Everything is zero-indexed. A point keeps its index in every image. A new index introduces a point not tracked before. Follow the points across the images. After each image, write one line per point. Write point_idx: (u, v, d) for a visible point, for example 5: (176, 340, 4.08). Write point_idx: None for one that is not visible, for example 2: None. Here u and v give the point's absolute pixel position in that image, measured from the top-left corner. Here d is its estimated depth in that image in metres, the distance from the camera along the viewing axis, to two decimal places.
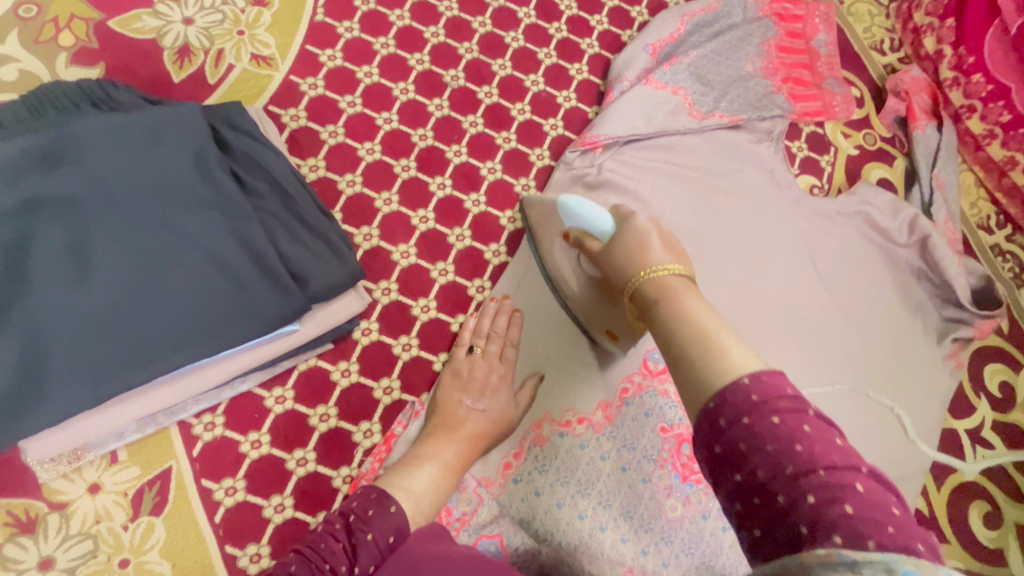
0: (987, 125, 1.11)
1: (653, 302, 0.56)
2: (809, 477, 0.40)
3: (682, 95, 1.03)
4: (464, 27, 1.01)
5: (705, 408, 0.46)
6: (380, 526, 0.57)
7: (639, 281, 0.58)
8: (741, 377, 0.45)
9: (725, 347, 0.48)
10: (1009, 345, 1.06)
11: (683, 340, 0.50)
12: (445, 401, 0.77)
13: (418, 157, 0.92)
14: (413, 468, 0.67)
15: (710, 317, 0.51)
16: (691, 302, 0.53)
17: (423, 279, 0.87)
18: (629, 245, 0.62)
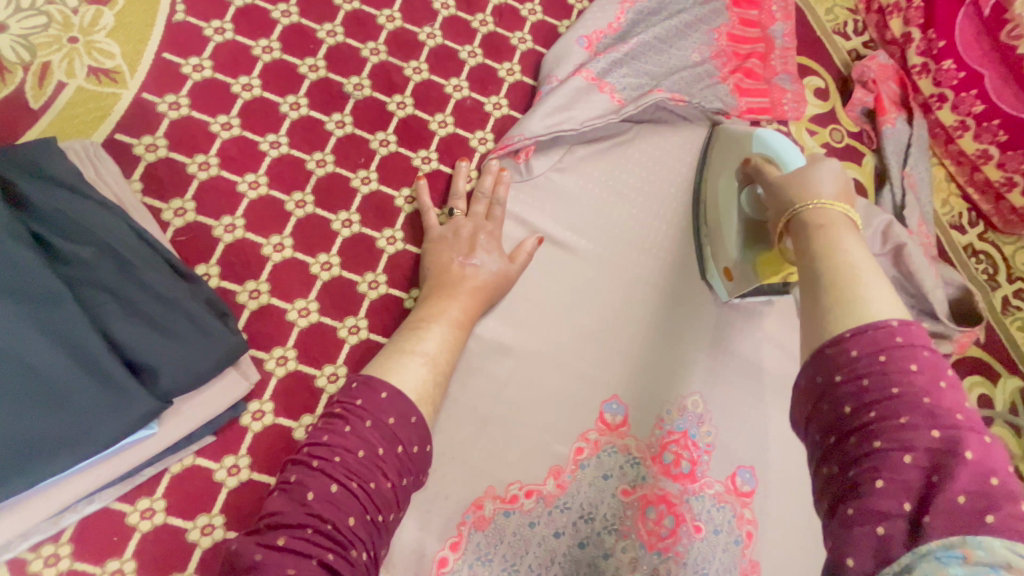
0: (959, 116, 1.02)
1: (808, 226, 0.49)
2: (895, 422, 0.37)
3: (608, 91, 0.88)
4: (368, 23, 0.84)
5: (833, 337, 0.41)
6: (371, 407, 0.53)
7: (798, 209, 0.51)
8: (888, 320, 0.40)
9: (872, 299, 0.41)
10: (984, 353, 1.00)
11: (830, 275, 0.44)
12: (437, 261, 0.73)
13: (317, 188, 0.76)
14: (421, 330, 0.65)
15: (866, 262, 0.44)
16: (850, 241, 0.46)
17: (330, 341, 0.71)
18: (794, 178, 0.55)
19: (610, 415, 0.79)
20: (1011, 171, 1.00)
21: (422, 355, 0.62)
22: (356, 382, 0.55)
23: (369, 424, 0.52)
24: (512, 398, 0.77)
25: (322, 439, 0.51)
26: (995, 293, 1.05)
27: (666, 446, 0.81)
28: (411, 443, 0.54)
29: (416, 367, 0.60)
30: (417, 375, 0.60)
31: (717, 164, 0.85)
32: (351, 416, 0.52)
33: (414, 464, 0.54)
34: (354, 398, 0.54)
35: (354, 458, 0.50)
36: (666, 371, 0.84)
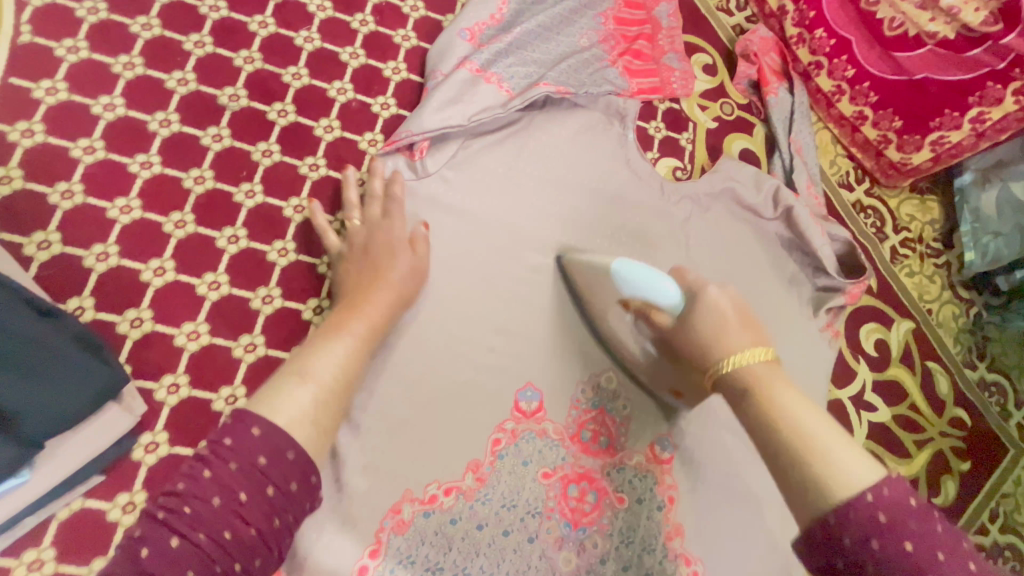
0: (835, 82, 1.08)
1: (740, 391, 0.57)
2: (891, 539, 0.43)
3: (495, 81, 0.88)
4: (239, 31, 0.81)
5: (822, 516, 0.46)
6: (239, 447, 0.48)
7: (722, 365, 0.60)
8: (864, 494, 0.45)
9: (825, 449, 0.49)
10: (878, 301, 1.07)
11: (785, 454, 0.50)
12: (352, 281, 0.70)
13: (197, 207, 0.73)
14: (311, 353, 0.60)
15: (821, 429, 0.51)
16: (784, 395, 0.54)
17: (225, 362, 0.69)
18: (712, 323, 0.63)
19: (525, 402, 0.81)
20: (885, 129, 1.07)
21: (304, 377, 0.57)
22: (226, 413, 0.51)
23: (233, 467, 0.48)
24: (460, 334, 0.80)
25: (177, 488, 0.47)
26: (885, 244, 1.12)
27: (583, 425, 0.83)
28: (287, 483, 0.50)
29: (296, 390, 0.55)
30: (304, 401, 0.55)
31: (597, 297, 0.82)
32: (212, 459, 0.48)
33: (293, 504, 0.50)
34: (220, 438, 0.49)
35: (208, 509, 0.46)
36: (578, 352, 0.85)
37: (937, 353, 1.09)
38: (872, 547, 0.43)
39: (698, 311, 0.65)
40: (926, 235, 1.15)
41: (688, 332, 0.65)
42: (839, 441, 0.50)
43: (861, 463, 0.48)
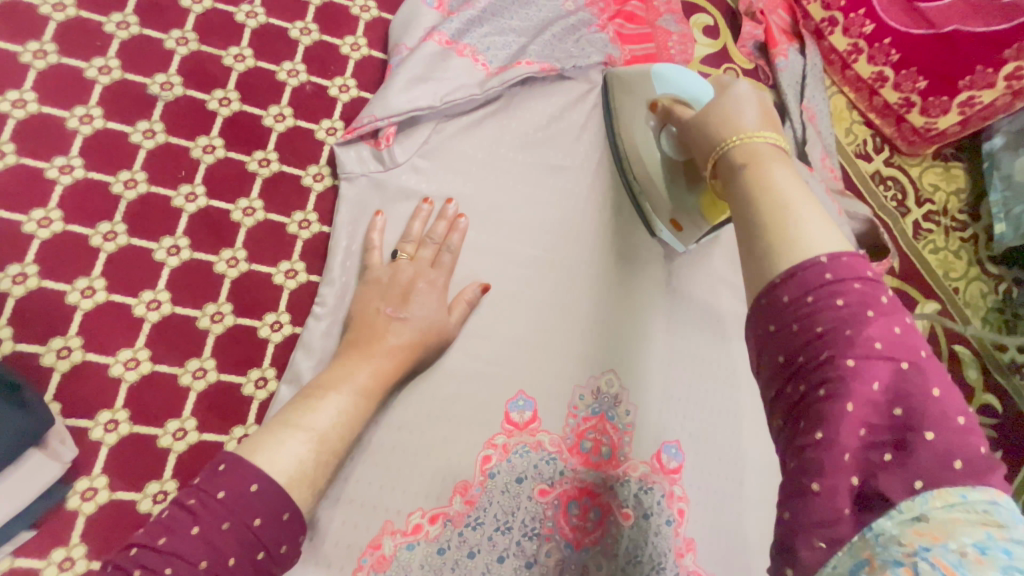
0: (851, 39, 0.97)
1: (733, 170, 0.49)
2: (827, 291, 0.37)
3: (469, 53, 0.78)
4: (169, 9, 0.71)
5: (769, 285, 0.39)
6: (233, 504, 0.45)
7: (725, 147, 0.51)
8: (845, 328, 0.35)
9: (800, 213, 0.41)
10: (899, 282, 0.99)
11: (756, 205, 0.43)
12: (362, 309, 0.65)
13: (128, 215, 0.64)
14: (314, 398, 0.56)
15: (799, 194, 0.43)
16: (775, 171, 0.45)
17: (170, 391, 0.61)
18: (718, 117, 0.55)
19: (517, 413, 0.73)
20: (908, 91, 0.96)
21: (308, 430, 0.53)
22: (223, 465, 0.47)
23: (225, 527, 0.44)
24: (471, 353, 0.73)
25: (159, 543, 0.43)
26: (907, 218, 1.02)
27: (583, 435, 0.74)
28: (277, 545, 0.47)
29: (295, 446, 0.51)
30: (294, 455, 0.50)
31: (622, 111, 0.81)
32: (201, 514, 0.44)
33: (277, 566, 0.48)
34: (213, 491, 0.45)
35: (193, 572, 0.42)
36: (576, 356, 0.77)
37: (962, 335, 1.01)
38: (808, 300, 0.37)
39: (721, 100, 0.57)
40: (952, 207, 1.05)
41: (713, 107, 0.58)
42: (820, 218, 0.41)
43: (833, 237, 0.39)
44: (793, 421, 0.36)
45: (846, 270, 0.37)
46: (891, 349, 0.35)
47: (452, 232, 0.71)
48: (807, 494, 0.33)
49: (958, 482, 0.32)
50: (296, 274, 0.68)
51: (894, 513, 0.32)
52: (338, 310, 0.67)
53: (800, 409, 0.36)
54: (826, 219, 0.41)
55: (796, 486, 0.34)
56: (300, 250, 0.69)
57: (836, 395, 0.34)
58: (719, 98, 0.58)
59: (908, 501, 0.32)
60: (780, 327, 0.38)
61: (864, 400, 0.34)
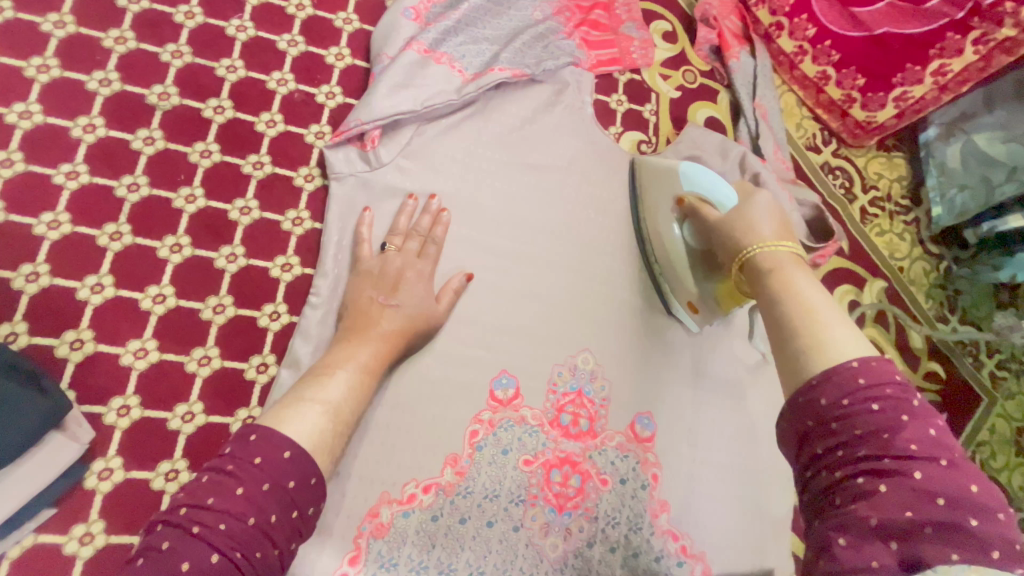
0: (797, 42, 1.07)
1: (761, 272, 0.58)
2: (861, 396, 0.44)
3: (446, 61, 0.84)
4: (163, 25, 0.76)
5: (806, 384, 0.47)
6: (271, 468, 0.50)
7: (751, 252, 0.61)
8: (869, 403, 0.44)
9: (825, 322, 0.50)
10: (849, 262, 1.08)
11: (786, 313, 0.52)
12: (357, 299, 0.71)
13: (132, 216, 0.69)
14: (321, 377, 0.61)
15: (823, 302, 0.52)
16: (799, 278, 0.55)
17: (177, 378, 0.66)
18: (741, 224, 0.65)
19: (501, 390, 0.79)
20: (849, 88, 1.05)
21: (323, 403, 0.58)
22: (255, 435, 0.51)
23: (266, 487, 0.49)
24: (456, 337, 0.79)
25: (208, 502, 0.47)
26: (854, 204, 1.11)
27: (562, 409, 0.81)
28: (306, 506, 0.52)
29: (315, 417, 0.56)
30: (313, 425, 0.56)
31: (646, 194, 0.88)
32: (242, 476, 0.49)
33: (304, 526, 0.53)
34: (251, 457, 0.50)
35: (243, 526, 0.47)
36: (554, 337, 0.83)
37: (908, 310, 1.10)
38: (845, 402, 0.45)
39: (748, 207, 0.67)
40: (895, 193, 1.15)
41: (740, 210, 0.68)
42: (839, 321, 0.50)
43: (854, 341, 0.48)
44: (830, 497, 0.43)
45: (875, 375, 0.45)
46: (925, 450, 0.41)
47: (436, 225, 0.78)
48: (836, 546, 0.40)
49: (993, 567, 0.36)
50: (291, 267, 0.73)
51: (929, 573, 0.36)
52: (332, 300, 0.72)
53: (837, 488, 0.43)
54: (848, 324, 0.50)
55: (826, 542, 0.41)
56: (294, 246, 0.74)
57: (872, 479, 0.41)
58: (744, 204, 0.68)
59: (944, 566, 0.36)
60: (818, 423, 0.46)
61: (898, 484, 0.40)
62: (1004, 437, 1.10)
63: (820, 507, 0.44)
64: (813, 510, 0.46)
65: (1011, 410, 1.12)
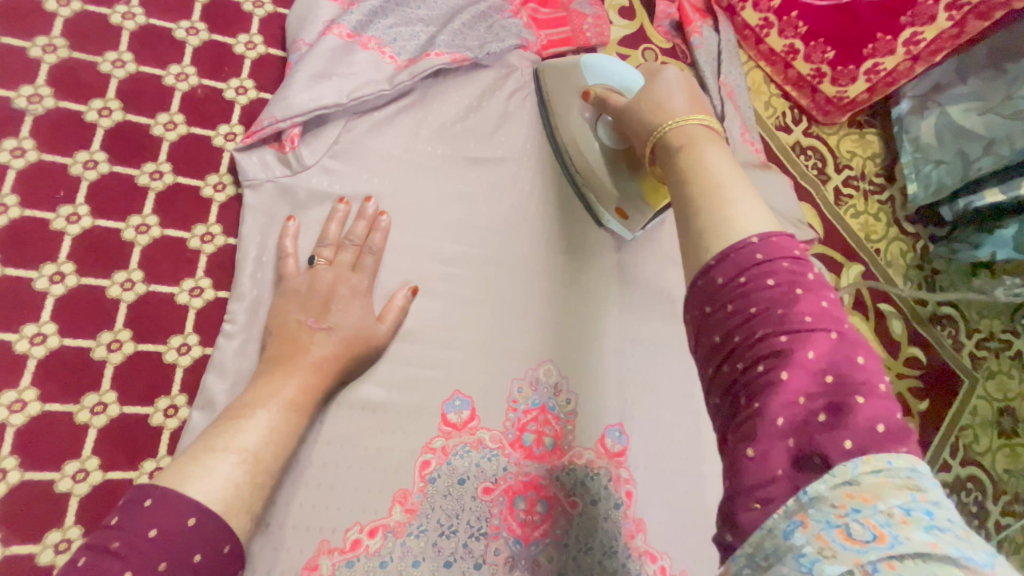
0: (761, 14, 1.00)
1: (672, 151, 0.51)
2: (757, 273, 0.40)
3: (374, 46, 0.75)
4: (33, 14, 0.65)
5: (704, 266, 0.42)
6: (167, 542, 0.42)
7: (662, 132, 0.54)
8: (750, 237, 0.41)
9: (733, 198, 0.44)
10: (823, 248, 1.02)
11: (690, 195, 0.45)
12: (281, 322, 0.62)
13: (0, 242, 0.58)
14: (236, 420, 0.52)
15: (732, 176, 0.45)
16: (707, 152, 0.48)
17: (65, 431, 0.56)
18: (651, 102, 0.59)
19: (454, 414, 0.71)
20: (818, 61, 0.99)
21: (240, 451, 0.49)
22: (150, 500, 0.43)
23: (162, 567, 0.41)
24: (402, 358, 0.70)
25: None
26: (827, 185, 1.06)
27: (524, 428, 0.73)
28: None
29: (227, 469, 0.47)
30: (224, 480, 0.47)
31: (556, 98, 0.81)
32: (134, 556, 0.40)
33: None
34: (144, 529, 0.41)
35: None
36: (512, 350, 0.75)
37: (886, 293, 1.05)
38: (740, 281, 0.40)
39: (653, 87, 0.60)
40: (869, 171, 1.09)
41: (647, 90, 0.61)
42: (751, 199, 0.44)
43: (759, 214, 0.43)
44: (732, 399, 0.38)
45: (773, 250, 0.40)
46: (817, 321, 0.38)
47: (373, 232, 0.69)
48: (743, 460, 0.35)
49: (885, 449, 0.34)
50: (201, 291, 0.64)
51: (828, 478, 0.33)
52: (249, 327, 0.63)
53: (739, 385, 0.38)
54: (757, 200, 0.44)
55: (734, 460, 0.36)
56: (204, 266, 0.65)
57: (771, 371, 0.36)
58: (655, 81, 0.61)
59: (841, 464, 0.33)
60: (716, 307, 0.41)
61: (797, 368, 0.36)
62: (989, 419, 1.07)
63: (723, 407, 0.39)
64: (710, 408, 0.41)
65: (993, 389, 1.09)
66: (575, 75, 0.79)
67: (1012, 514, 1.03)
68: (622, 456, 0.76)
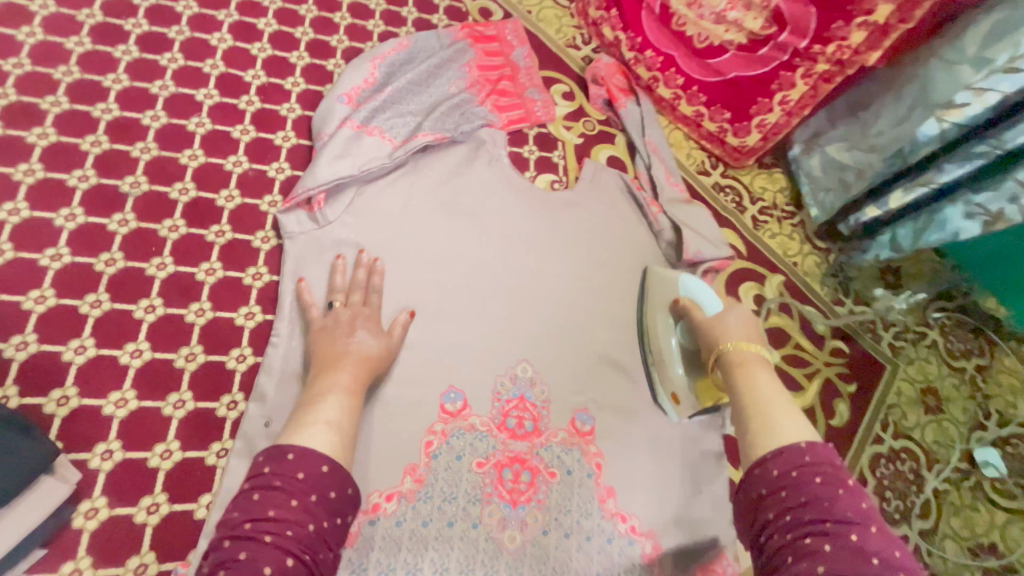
0: (672, 90, 1.27)
1: (729, 366, 0.75)
2: (807, 470, 0.58)
3: (376, 133, 1.01)
4: (134, 127, 0.91)
5: (760, 459, 0.61)
6: (312, 482, 0.57)
7: (724, 349, 0.77)
8: (799, 442, 0.61)
9: (779, 418, 0.64)
10: (748, 263, 1.25)
11: (745, 413, 0.67)
12: (318, 346, 0.79)
13: (110, 286, 0.80)
14: (314, 404, 0.67)
15: (779, 400, 0.67)
16: (759, 377, 0.71)
17: (154, 421, 0.74)
18: (716, 326, 0.83)
19: (450, 404, 0.89)
20: (720, 121, 1.26)
21: (326, 423, 0.64)
22: (292, 453, 0.58)
23: (314, 499, 0.56)
24: (407, 362, 0.89)
25: (268, 514, 0.54)
26: (745, 215, 1.31)
27: (508, 413, 0.91)
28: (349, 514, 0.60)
29: (322, 434, 0.62)
30: (326, 439, 0.62)
31: (654, 293, 1.02)
32: (294, 490, 0.56)
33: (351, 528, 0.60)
34: (295, 472, 0.57)
35: (305, 531, 0.54)
36: (495, 352, 0.95)
37: (807, 297, 1.27)
38: (793, 474, 0.58)
39: (726, 314, 0.83)
40: (779, 202, 1.35)
41: (720, 318, 0.84)
42: (792, 416, 0.65)
43: (802, 429, 0.63)
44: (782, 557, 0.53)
45: (818, 455, 0.59)
46: (858, 516, 0.54)
47: (373, 275, 0.87)
48: None
49: None
50: (253, 315, 0.84)
51: None
52: (290, 339, 0.82)
53: (789, 544, 0.54)
54: (801, 421, 0.64)
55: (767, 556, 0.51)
56: (255, 297, 0.86)
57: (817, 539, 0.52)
58: (728, 309, 0.85)
59: None
60: (770, 491, 0.58)
61: (837, 541, 0.52)
62: (912, 398, 1.25)
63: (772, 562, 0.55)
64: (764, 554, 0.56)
65: (913, 373, 1.28)
66: (671, 285, 0.99)
67: (946, 479, 1.18)
68: (587, 434, 0.94)
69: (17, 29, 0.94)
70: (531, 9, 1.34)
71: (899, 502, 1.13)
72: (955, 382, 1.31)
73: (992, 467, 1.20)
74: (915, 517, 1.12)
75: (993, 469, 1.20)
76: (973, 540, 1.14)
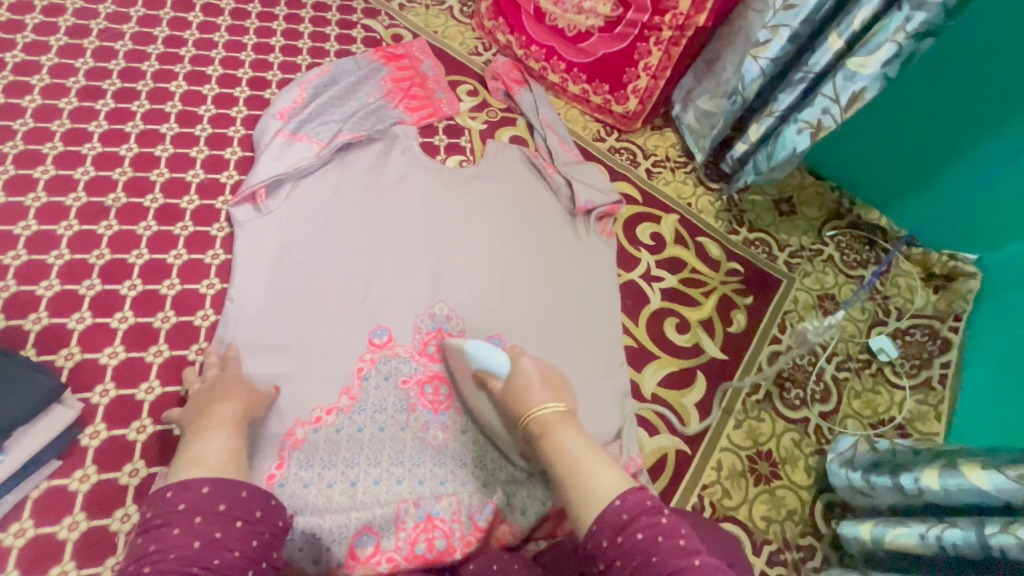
0: (560, 76, 1.51)
1: (539, 430, 0.77)
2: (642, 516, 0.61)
3: (305, 139, 1.25)
4: (114, 158, 1.19)
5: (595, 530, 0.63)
6: (215, 495, 0.65)
7: (530, 416, 0.79)
8: (610, 502, 0.64)
9: (590, 481, 0.67)
10: (643, 208, 1.44)
11: (564, 471, 0.70)
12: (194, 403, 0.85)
13: (101, 273, 1.07)
14: (193, 446, 0.73)
15: (587, 453, 0.71)
16: (567, 437, 0.74)
17: (141, 365, 1.00)
18: (518, 389, 0.85)
19: (378, 338, 1.09)
20: (602, 94, 1.49)
21: (208, 462, 0.70)
22: (172, 491, 0.64)
23: (218, 511, 0.64)
24: (340, 310, 1.10)
25: (173, 530, 0.62)
26: (639, 169, 1.50)
27: (428, 342, 1.11)
28: (255, 510, 0.67)
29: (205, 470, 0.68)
30: (214, 468, 0.69)
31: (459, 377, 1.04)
32: (176, 520, 0.62)
33: (266, 526, 0.67)
34: (175, 504, 0.63)
35: (212, 538, 0.62)
36: (416, 296, 1.15)
37: (702, 231, 1.44)
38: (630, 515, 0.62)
39: (522, 375, 0.86)
40: (671, 155, 1.54)
41: (517, 378, 0.87)
42: (606, 466, 0.69)
43: (614, 483, 0.66)
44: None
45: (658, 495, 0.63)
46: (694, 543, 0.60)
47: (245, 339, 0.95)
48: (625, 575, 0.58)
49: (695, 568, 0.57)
50: (213, 285, 1.10)
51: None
52: (244, 299, 1.06)
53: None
54: (612, 471, 0.68)
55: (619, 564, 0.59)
56: (215, 271, 1.12)
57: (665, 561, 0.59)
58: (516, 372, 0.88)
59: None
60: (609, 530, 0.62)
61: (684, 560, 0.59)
62: (809, 304, 1.39)
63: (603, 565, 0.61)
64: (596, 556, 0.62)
65: (810, 284, 1.42)
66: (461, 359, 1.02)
67: (845, 368, 1.31)
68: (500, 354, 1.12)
69: (23, 98, 1.22)
70: (438, 28, 1.60)
71: (798, 391, 1.26)
72: (853, 287, 1.42)
73: (886, 352, 1.32)
74: (814, 401, 1.26)
75: (887, 354, 1.32)
76: (874, 418, 1.26)
